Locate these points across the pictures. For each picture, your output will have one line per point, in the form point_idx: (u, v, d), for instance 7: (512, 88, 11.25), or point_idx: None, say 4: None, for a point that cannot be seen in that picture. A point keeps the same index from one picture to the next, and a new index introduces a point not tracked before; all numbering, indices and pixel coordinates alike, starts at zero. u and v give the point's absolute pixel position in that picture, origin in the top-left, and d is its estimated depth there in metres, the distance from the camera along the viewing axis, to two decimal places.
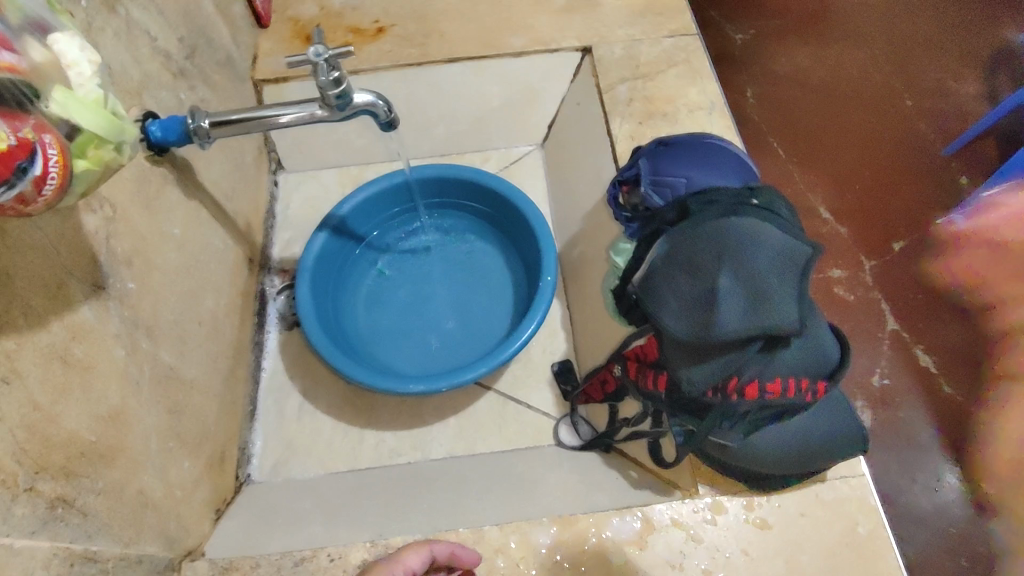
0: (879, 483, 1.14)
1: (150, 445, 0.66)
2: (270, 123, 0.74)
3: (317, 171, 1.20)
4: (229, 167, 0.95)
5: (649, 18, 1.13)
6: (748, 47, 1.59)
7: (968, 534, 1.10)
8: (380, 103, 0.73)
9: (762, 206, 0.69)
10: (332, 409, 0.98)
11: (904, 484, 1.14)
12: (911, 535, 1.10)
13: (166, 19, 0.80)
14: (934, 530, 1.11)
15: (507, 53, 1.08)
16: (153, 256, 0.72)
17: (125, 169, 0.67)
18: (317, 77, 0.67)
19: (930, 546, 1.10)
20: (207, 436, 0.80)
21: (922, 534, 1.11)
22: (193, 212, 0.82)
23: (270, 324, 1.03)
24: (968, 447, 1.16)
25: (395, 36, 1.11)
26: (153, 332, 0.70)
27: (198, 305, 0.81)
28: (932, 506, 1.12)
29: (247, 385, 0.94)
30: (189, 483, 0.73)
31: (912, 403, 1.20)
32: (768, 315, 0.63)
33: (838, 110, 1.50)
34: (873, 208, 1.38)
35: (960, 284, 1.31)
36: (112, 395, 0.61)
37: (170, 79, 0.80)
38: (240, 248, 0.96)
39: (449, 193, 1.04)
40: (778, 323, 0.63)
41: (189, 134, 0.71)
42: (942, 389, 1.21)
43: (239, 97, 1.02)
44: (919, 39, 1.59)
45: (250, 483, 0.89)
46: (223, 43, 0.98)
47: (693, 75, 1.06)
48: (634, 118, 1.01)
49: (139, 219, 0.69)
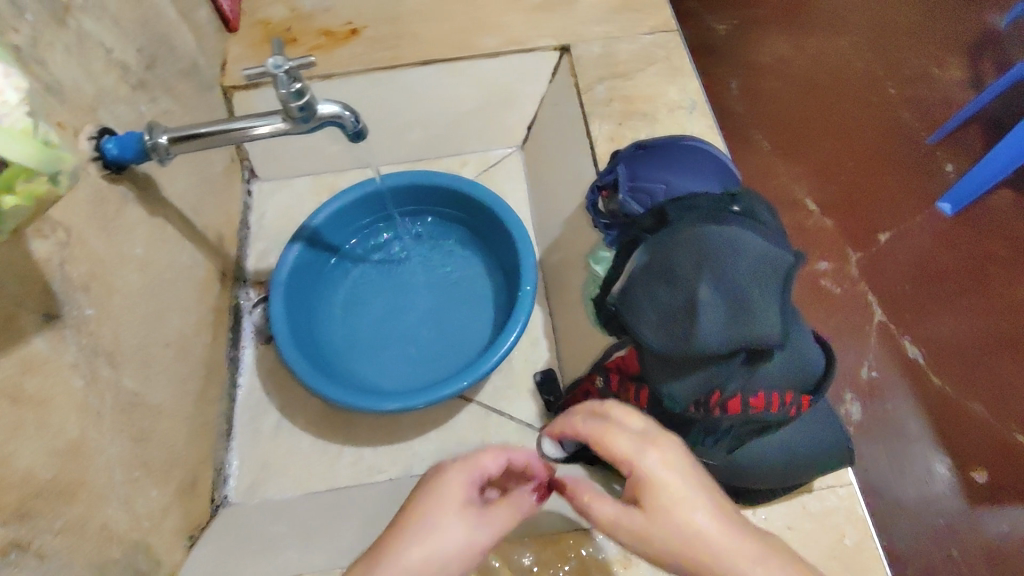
0: (867, 475, 1.12)
1: (112, 476, 0.64)
2: (232, 137, 0.71)
3: (292, 179, 1.17)
4: (197, 179, 0.93)
5: (627, 15, 1.10)
6: (731, 39, 1.57)
7: (959, 526, 1.08)
8: (348, 115, 0.70)
9: (742, 213, 0.67)
10: (310, 426, 0.96)
11: (893, 476, 1.12)
12: (900, 528, 1.08)
13: (123, 29, 0.78)
14: (924, 523, 1.08)
15: (482, 54, 1.06)
16: (113, 279, 0.69)
17: (78, 191, 0.65)
18: (277, 90, 0.64)
19: (920, 539, 1.07)
20: (177, 460, 0.77)
21: (911, 527, 1.08)
22: (157, 229, 0.80)
23: (245, 339, 1.00)
24: (957, 440, 1.15)
25: (366, 38, 1.08)
26: (114, 358, 0.67)
27: (164, 325, 0.78)
28: (921, 497, 1.11)
29: (221, 403, 0.92)
30: (157, 511, 0.71)
31: (902, 396, 1.18)
32: (749, 327, 0.61)
33: (822, 100, 1.48)
34: (858, 200, 1.37)
35: (947, 274, 1.30)
36: (71, 427, 0.59)
37: (128, 92, 0.77)
38: (211, 262, 0.94)
39: (425, 201, 1.02)
40: (761, 335, 0.61)
41: (147, 152, 0.69)
42: (931, 381, 1.20)
43: (206, 105, 0.99)
44: (902, 26, 1.57)
45: (226, 505, 0.87)
46: (188, 50, 0.95)
47: (674, 73, 1.04)
48: (613, 119, 0.99)
49: (96, 241, 0.67)
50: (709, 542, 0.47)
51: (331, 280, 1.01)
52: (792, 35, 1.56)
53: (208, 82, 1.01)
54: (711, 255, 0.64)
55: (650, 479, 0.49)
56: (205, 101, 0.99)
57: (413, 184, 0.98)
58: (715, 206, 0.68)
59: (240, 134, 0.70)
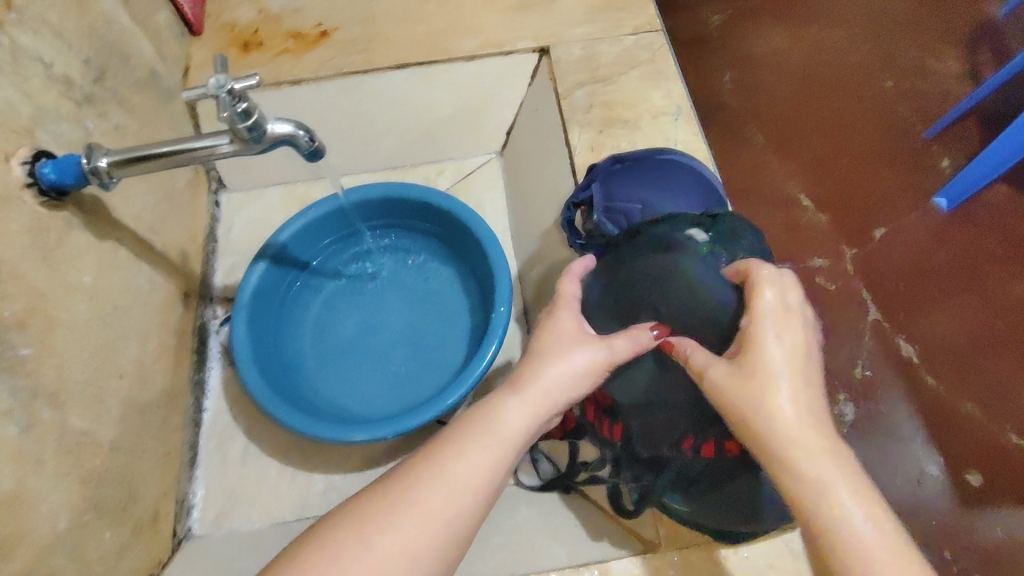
0: None
1: (56, 524, 0.61)
2: (179, 161, 0.66)
3: (263, 189, 1.13)
4: (157, 195, 0.88)
5: (610, 15, 1.06)
6: (722, 32, 1.53)
7: (950, 529, 1.06)
8: (303, 134, 0.66)
9: (717, 237, 0.67)
10: (280, 452, 0.93)
11: (883, 477, 1.10)
12: None
13: (65, 41, 0.73)
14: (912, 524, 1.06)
15: (459, 58, 1.02)
16: (56, 312, 0.65)
17: (11, 222, 0.61)
18: (219, 112, 0.59)
19: None
20: (134, 496, 0.74)
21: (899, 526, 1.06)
22: (108, 253, 0.76)
23: (211, 359, 0.96)
24: (951, 441, 1.12)
25: (338, 40, 1.04)
26: (58, 397, 0.64)
27: (117, 354, 0.75)
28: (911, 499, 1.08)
29: (186, 430, 0.88)
30: (109, 554, 0.68)
31: (895, 394, 1.16)
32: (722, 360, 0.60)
33: (816, 93, 1.43)
34: (853, 197, 1.32)
35: (945, 272, 1.25)
36: (4, 478, 0.55)
37: (72, 108, 0.73)
38: (172, 282, 0.90)
39: (398, 214, 0.98)
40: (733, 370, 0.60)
41: (87, 175, 0.64)
42: (925, 381, 1.16)
43: (167, 114, 0.94)
44: (899, 13, 1.50)
45: (189, 538, 0.84)
46: (145, 57, 0.90)
47: (658, 76, 0.99)
48: (593, 127, 0.95)
49: (34, 273, 0.63)
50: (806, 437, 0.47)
51: (300, 298, 0.97)
52: (787, 25, 1.50)
53: (168, 90, 0.96)
54: (675, 285, 0.64)
55: (756, 342, 0.51)
56: (166, 110, 0.94)
57: (386, 197, 0.94)
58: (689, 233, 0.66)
59: (186, 158, 0.66)
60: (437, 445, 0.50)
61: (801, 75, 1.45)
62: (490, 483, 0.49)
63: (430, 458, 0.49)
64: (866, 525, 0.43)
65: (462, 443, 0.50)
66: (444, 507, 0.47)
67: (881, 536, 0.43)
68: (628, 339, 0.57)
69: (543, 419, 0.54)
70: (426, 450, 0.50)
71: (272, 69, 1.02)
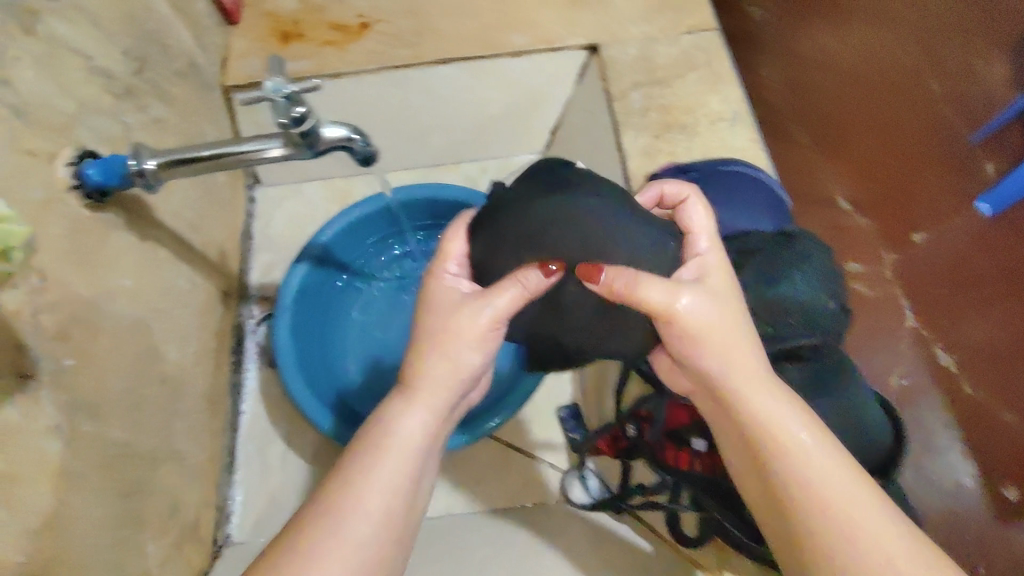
0: (920, 498, 1.06)
1: (98, 541, 0.58)
2: (227, 164, 0.63)
3: (300, 185, 1.10)
4: (197, 192, 0.85)
5: (665, 13, 1.01)
6: (771, 25, 1.43)
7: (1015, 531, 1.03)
8: (356, 139, 0.63)
9: (798, 254, 0.64)
10: (319, 457, 0.91)
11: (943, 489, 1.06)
12: (959, 541, 1.03)
13: (106, 32, 0.69)
14: (979, 530, 1.04)
15: (507, 54, 0.97)
16: (99, 319, 0.63)
17: (53, 226, 0.58)
18: (275, 117, 0.56)
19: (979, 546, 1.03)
20: (175, 507, 0.72)
21: (970, 536, 1.04)
22: (149, 255, 0.73)
23: (248, 361, 0.94)
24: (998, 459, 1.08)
25: (383, 32, 0.98)
26: (99, 409, 0.61)
27: (157, 360, 0.72)
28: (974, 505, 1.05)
29: (224, 433, 0.86)
30: (150, 569, 0.66)
31: (934, 404, 1.11)
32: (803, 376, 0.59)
33: (863, 93, 1.35)
34: (899, 201, 1.26)
35: (989, 277, 1.19)
36: (46, 497, 0.53)
37: (109, 101, 0.68)
38: (210, 282, 0.87)
39: (442, 216, 0.95)
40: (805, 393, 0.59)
41: (132, 177, 0.62)
42: (964, 390, 1.12)
43: (206, 108, 0.91)
44: (947, 16, 1.43)
45: (229, 545, 0.83)
46: (185, 46, 0.86)
47: (715, 79, 0.95)
48: (649, 131, 0.91)
49: (78, 280, 0.60)
50: (748, 383, 0.50)
51: (338, 296, 0.95)
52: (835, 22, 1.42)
53: (207, 82, 0.92)
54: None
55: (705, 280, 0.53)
56: (204, 103, 0.91)
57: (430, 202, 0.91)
58: (759, 263, 0.63)
59: (234, 160, 0.63)
60: (349, 464, 0.50)
61: (848, 76, 1.37)
62: (405, 483, 0.50)
63: (343, 485, 0.49)
64: (829, 485, 0.46)
65: (379, 450, 0.50)
66: (373, 513, 0.48)
67: (835, 480, 0.47)
68: (517, 286, 0.53)
69: (450, 397, 0.54)
70: (336, 474, 0.50)
71: (316, 62, 0.97)
